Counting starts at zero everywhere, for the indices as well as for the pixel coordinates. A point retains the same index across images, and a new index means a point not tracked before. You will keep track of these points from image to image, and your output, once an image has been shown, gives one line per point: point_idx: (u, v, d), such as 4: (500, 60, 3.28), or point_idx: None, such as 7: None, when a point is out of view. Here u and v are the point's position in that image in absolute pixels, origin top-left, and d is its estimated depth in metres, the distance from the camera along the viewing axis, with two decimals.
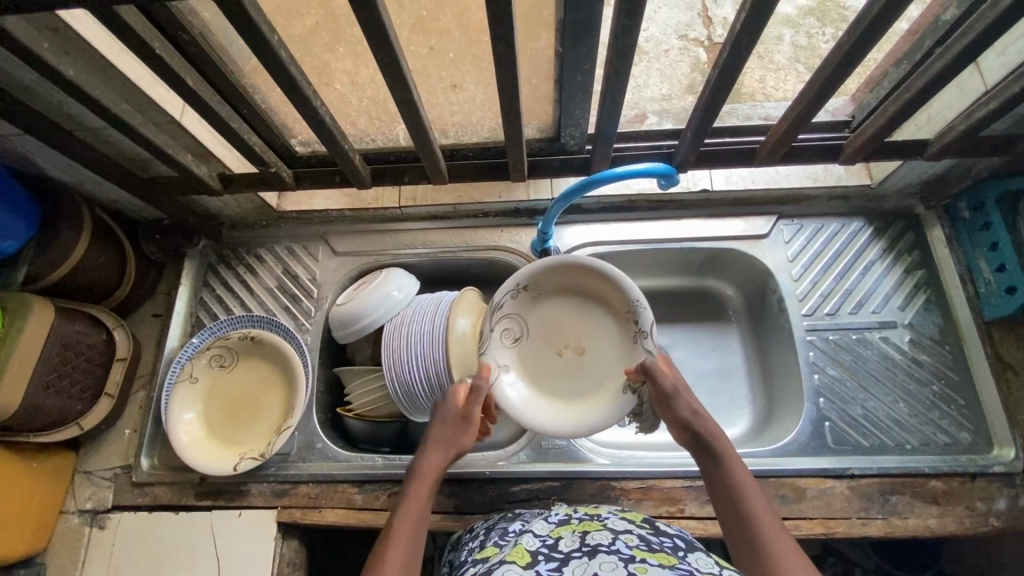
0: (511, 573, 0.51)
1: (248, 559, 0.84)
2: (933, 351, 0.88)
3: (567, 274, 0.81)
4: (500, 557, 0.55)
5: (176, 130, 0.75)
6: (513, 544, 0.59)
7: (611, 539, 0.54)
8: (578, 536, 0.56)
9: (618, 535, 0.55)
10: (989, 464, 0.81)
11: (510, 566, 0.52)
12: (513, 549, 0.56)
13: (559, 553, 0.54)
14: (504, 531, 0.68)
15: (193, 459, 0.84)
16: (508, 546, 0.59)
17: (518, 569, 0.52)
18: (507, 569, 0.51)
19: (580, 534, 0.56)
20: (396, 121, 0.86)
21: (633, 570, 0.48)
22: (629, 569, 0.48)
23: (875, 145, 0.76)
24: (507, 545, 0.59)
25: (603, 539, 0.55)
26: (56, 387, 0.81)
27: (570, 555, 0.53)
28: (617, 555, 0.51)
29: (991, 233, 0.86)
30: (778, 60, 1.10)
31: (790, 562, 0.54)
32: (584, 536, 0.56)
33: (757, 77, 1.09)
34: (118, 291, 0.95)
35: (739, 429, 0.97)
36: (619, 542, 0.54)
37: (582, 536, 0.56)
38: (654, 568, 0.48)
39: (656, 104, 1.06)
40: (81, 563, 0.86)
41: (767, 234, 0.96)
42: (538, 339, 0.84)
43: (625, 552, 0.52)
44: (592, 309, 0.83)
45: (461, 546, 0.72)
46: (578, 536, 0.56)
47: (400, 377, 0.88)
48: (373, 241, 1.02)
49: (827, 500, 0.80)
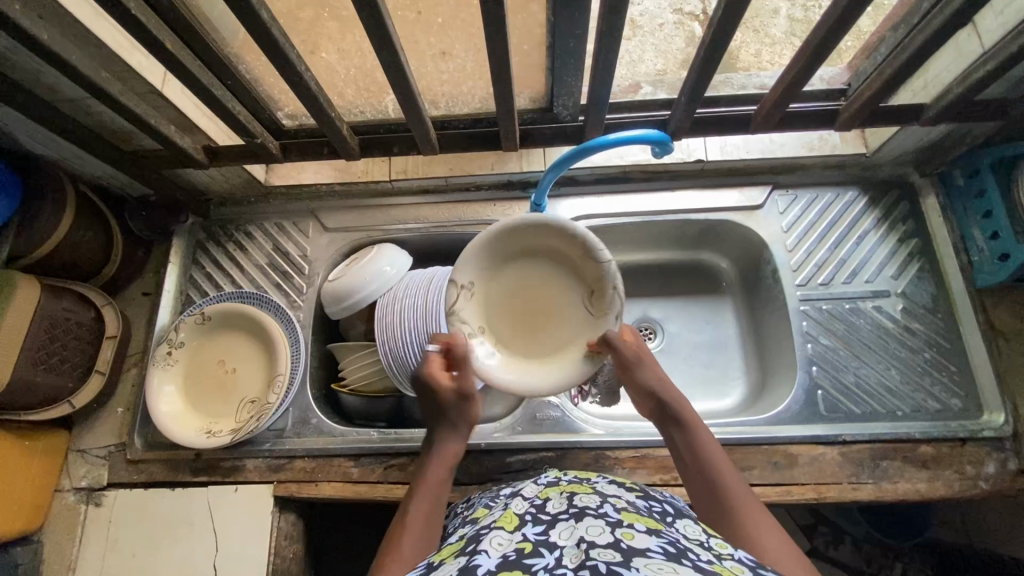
0: (499, 538, 0.50)
1: (246, 532, 0.84)
2: (924, 319, 0.88)
3: (380, 254, 0.95)
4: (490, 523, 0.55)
5: (159, 100, 0.73)
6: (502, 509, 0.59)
7: (599, 504, 0.53)
8: (566, 499, 0.55)
9: (606, 500, 0.54)
10: (979, 428, 0.82)
11: (498, 531, 0.52)
12: (502, 514, 0.56)
13: (546, 516, 0.53)
14: (499, 495, 0.68)
15: (167, 427, 0.85)
16: (497, 510, 0.58)
17: (505, 533, 0.51)
18: (495, 536, 0.51)
19: (568, 497, 0.55)
20: (385, 92, 0.84)
21: (620, 536, 0.47)
22: (616, 534, 0.47)
23: (871, 110, 0.75)
24: (496, 510, 0.59)
25: (590, 502, 0.54)
26: (45, 364, 0.80)
27: (556, 518, 0.52)
28: (604, 519, 0.50)
29: (985, 200, 0.85)
30: (774, 34, 1.06)
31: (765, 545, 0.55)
32: (572, 499, 0.55)
33: (753, 50, 1.06)
34: (105, 269, 0.93)
35: (733, 399, 0.99)
36: (607, 506, 0.53)
37: (570, 498, 0.55)
38: (641, 535, 0.48)
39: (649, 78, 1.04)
40: (78, 539, 0.86)
41: (762, 205, 0.96)
42: (345, 293, 0.93)
43: (612, 515, 0.51)
44: (377, 271, 0.93)
45: (457, 512, 0.72)
46: (566, 498, 0.55)
47: (393, 351, 0.88)
48: (364, 217, 1.01)
49: (819, 466, 0.81)
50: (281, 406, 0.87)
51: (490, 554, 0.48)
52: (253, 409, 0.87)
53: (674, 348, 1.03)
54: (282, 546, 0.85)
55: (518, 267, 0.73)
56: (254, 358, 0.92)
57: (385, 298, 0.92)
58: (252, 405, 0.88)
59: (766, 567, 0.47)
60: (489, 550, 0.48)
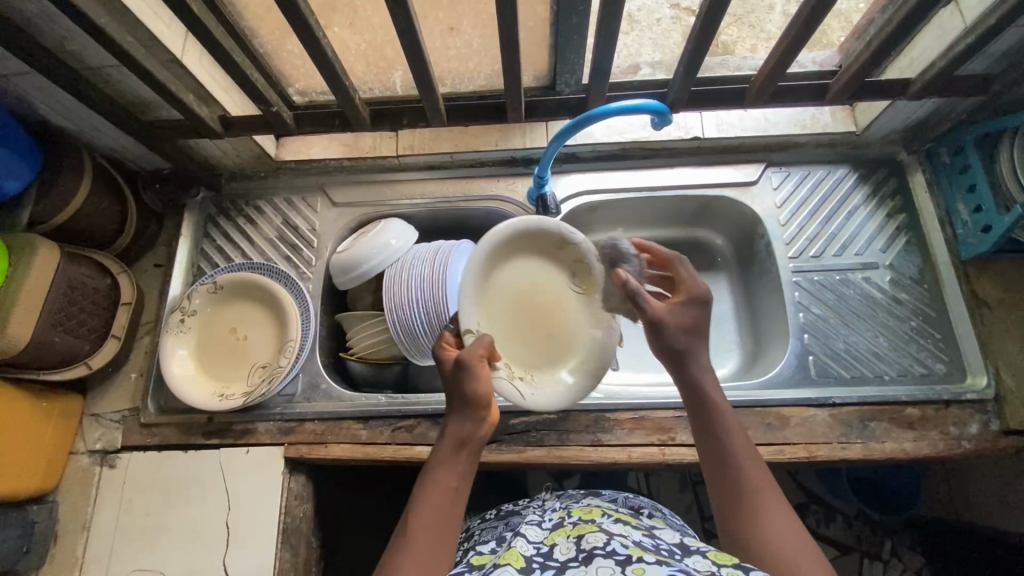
0: None
1: (257, 494, 0.86)
2: (911, 290, 0.92)
3: (385, 228, 0.98)
4: (495, 560, 0.57)
5: (179, 69, 0.76)
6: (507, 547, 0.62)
7: (605, 541, 0.56)
8: (574, 543, 0.58)
9: (612, 536, 0.57)
10: (962, 391, 0.85)
11: (504, 567, 0.55)
12: (506, 552, 0.59)
13: (555, 562, 0.56)
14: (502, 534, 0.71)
15: (180, 390, 0.87)
16: (500, 550, 0.61)
17: (514, 571, 0.55)
18: (503, 572, 0.54)
19: (574, 541, 0.58)
20: (394, 68, 0.88)
21: (630, 573, 0.49)
22: (627, 572, 0.50)
23: (858, 84, 0.80)
24: (499, 549, 0.62)
25: (597, 541, 0.56)
26: (64, 326, 0.83)
27: (567, 564, 0.55)
28: (613, 558, 0.52)
29: (969, 175, 0.88)
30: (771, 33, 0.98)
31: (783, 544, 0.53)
32: (578, 541, 0.58)
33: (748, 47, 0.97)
34: (119, 240, 0.96)
35: (728, 369, 1.02)
36: (614, 543, 0.55)
37: (577, 542, 0.58)
38: (651, 568, 0.50)
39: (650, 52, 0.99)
40: (93, 499, 0.89)
41: (756, 181, 0.99)
42: (352, 265, 0.95)
43: (620, 552, 0.53)
44: (383, 244, 0.96)
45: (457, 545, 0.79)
46: (573, 542, 0.58)
47: (400, 319, 0.91)
48: (371, 192, 1.04)
49: (810, 426, 0.85)
50: (291, 371, 0.90)
51: None
52: (265, 373, 0.90)
53: None
54: (292, 506, 0.87)
55: (509, 279, 0.80)
56: (263, 326, 0.95)
57: (391, 269, 0.95)
58: (263, 370, 0.91)
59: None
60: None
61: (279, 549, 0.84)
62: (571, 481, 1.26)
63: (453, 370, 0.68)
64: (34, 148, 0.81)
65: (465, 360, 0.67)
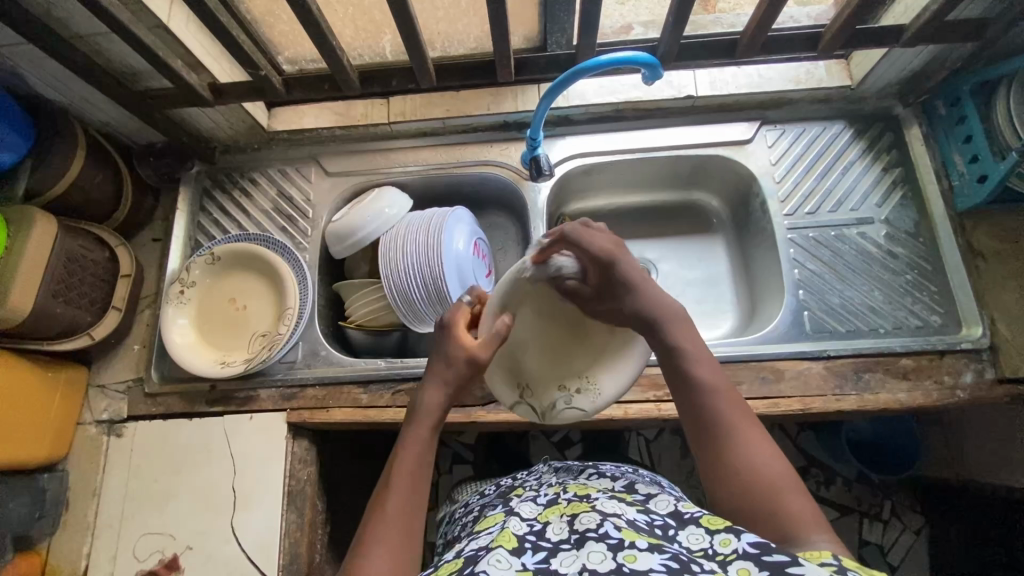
0: (497, 558, 0.52)
1: (261, 458, 0.88)
2: (906, 243, 0.92)
3: (380, 196, 0.97)
4: (487, 543, 0.55)
5: (165, 35, 0.77)
6: (500, 523, 0.61)
7: (599, 523, 0.54)
8: (568, 523, 0.57)
9: (606, 517, 0.55)
10: (957, 341, 0.85)
11: (496, 551, 0.53)
12: (499, 532, 0.57)
13: (547, 542, 0.55)
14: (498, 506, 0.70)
15: (183, 359, 0.88)
16: (494, 527, 0.60)
17: (506, 554, 0.53)
18: (494, 555, 0.52)
19: (569, 521, 0.57)
20: (382, 32, 0.87)
21: (622, 560, 0.48)
22: (618, 560, 0.48)
23: (849, 32, 0.79)
24: (493, 526, 0.61)
25: (591, 523, 0.55)
26: (64, 296, 0.84)
27: (558, 546, 0.54)
28: (606, 543, 0.51)
29: (966, 126, 0.87)
30: None
31: (781, 494, 0.52)
32: (572, 522, 0.57)
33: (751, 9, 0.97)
34: (117, 214, 0.97)
35: (725, 329, 1.03)
36: (607, 525, 0.54)
37: (571, 521, 0.57)
38: (643, 555, 0.48)
39: (640, 3, 0.97)
40: (102, 468, 0.91)
41: (751, 140, 0.98)
42: (346, 233, 0.96)
43: (614, 536, 0.52)
44: (378, 212, 0.96)
45: (457, 519, 0.79)
46: (566, 522, 0.57)
47: (397, 282, 0.92)
48: (365, 161, 1.04)
49: (805, 379, 0.86)
50: (291, 338, 0.90)
51: (494, 569, 0.50)
52: (264, 342, 0.91)
53: (667, 284, 1.07)
54: (296, 469, 0.89)
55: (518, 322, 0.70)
56: (260, 296, 0.96)
57: (384, 234, 0.95)
58: (263, 338, 0.92)
59: (769, 548, 0.47)
60: (489, 570, 0.50)
61: (285, 510, 0.86)
62: (573, 449, 1.27)
63: (442, 361, 0.62)
64: (28, 119, 0.81)
65: (460, 360, 0.62)
